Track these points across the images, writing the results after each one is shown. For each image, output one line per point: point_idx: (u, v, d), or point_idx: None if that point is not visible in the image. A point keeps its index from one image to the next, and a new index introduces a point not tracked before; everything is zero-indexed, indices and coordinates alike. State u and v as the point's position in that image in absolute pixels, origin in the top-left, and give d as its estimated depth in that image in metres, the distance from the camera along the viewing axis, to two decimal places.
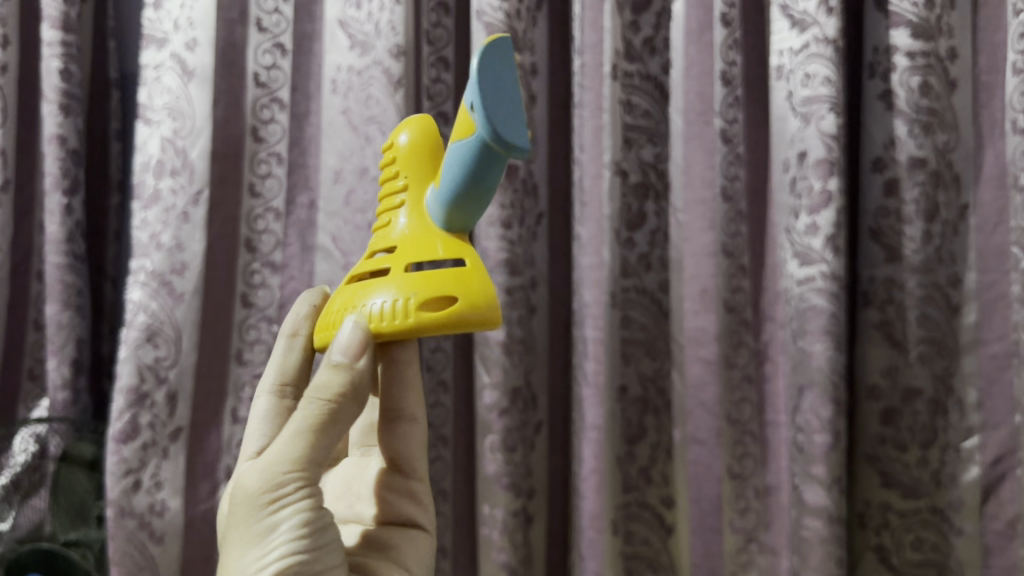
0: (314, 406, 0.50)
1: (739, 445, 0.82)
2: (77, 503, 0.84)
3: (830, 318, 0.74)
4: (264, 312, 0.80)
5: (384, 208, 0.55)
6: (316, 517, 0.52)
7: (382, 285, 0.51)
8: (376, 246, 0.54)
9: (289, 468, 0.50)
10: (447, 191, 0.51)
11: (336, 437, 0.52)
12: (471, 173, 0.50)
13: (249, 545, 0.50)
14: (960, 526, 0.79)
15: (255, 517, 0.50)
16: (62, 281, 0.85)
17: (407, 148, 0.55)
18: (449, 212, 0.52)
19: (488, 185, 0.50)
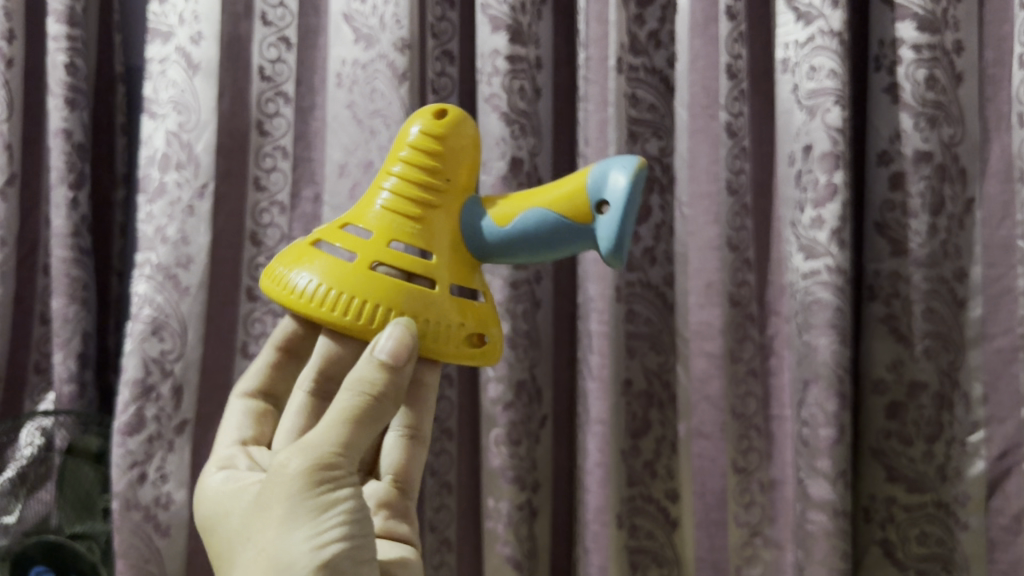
0: (357, 397, 0.50)
1: (744, 439, 0.82)
2: (83, 495, 0.84)
3: (835, 311, 0.74)
4: (269, 305, 0.80)
5: (409, 194, 0.55)
6: (358, 503, 0.51)
7: (414, 291, 0.53)
8: (391, 233, 0.54)
9: (335, 452, 0.49)
10: (510, 235, 0.56)
11: (375, 427, 0.51)
12: (548, 237, 0.55)
13: (299, 526, 0.49)
14: (966, 520, 0.79)
15: (302, 498, 0.49)
16: (68, 275, 0.86)
17: (458, 149, 0.55)
18: (490, 245, 0.57)
19: (552, 252, 0.57)
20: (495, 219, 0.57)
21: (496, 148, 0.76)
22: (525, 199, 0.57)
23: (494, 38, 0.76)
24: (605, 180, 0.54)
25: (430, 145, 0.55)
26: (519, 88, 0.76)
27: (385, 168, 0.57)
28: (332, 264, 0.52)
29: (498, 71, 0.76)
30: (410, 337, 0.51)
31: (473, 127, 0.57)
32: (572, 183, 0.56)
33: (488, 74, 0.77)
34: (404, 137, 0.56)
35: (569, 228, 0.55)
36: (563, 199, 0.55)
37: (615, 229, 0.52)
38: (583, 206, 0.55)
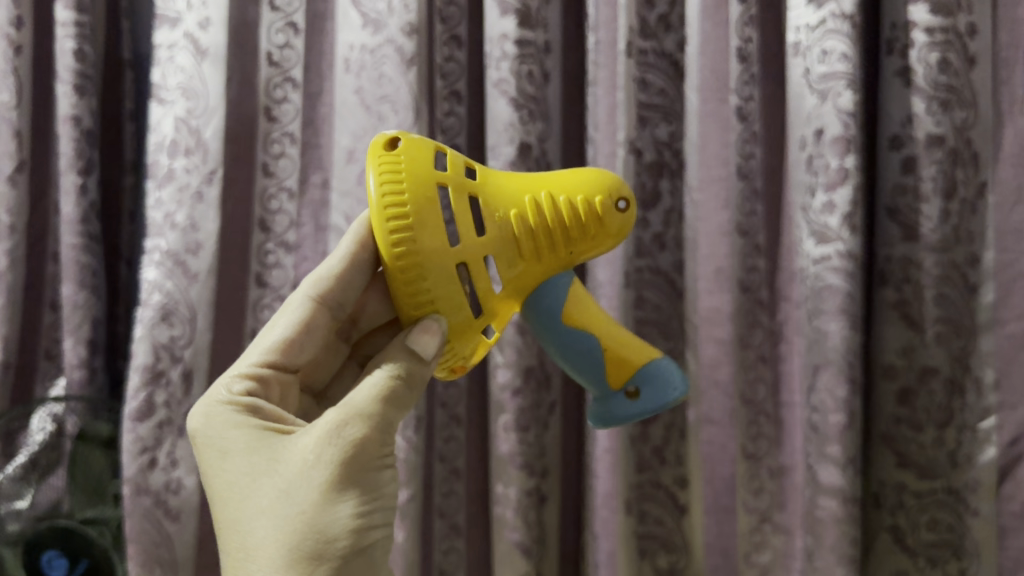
0: (395, 377, 0.50)
1: (753, 425, 0.82)
2: (94, 480, 0.84)
3: (846, 297, 0.74)
4: (278, 292, 0.80)
5: (544, 228, 0.52)
6: (386, 482, 0.49)
7: (467, 314, 0.52)
8: (497, 249, 0.51)
9: (379, 424, 0.48)
10: (558, 333, 0.56)
11: (403, 412, 0.51)
12: (576, 362, 0.57)
13: (343, 493, 0.46)
14: (976, 506, 0.78)
15: (351, 464, 0.47)
16: (78, 261, 0.86)
17: (602, 239, 0.53)
18: (535, 316, 0.56)
19: (564, 364, 0.58)
20: (563, 316, 0.56)
21: (504, 133, 0.76)
22: (594, 318, 0.57)
23: (502, 22, 0.76)
24: (654, 382, 0.56)
25: (589, 219, 0.52)
26: (527, 73, 0.76)
27: (545, 185, 0.53)
28: (439, 236, 0.49)
29: (506, 56, 0.76)
30: (440, 342, 0.51)
31: (626, 227, 0.55)
32: (636, 348, 0.57)
33: (496, 59, 0.76)
34: (579, 184, 0.53)
35: (598, 373, 0.57)
36: (618, 354, 0.56)
37: (625, 420, 0.56)
38: (624, 381, 0.57)
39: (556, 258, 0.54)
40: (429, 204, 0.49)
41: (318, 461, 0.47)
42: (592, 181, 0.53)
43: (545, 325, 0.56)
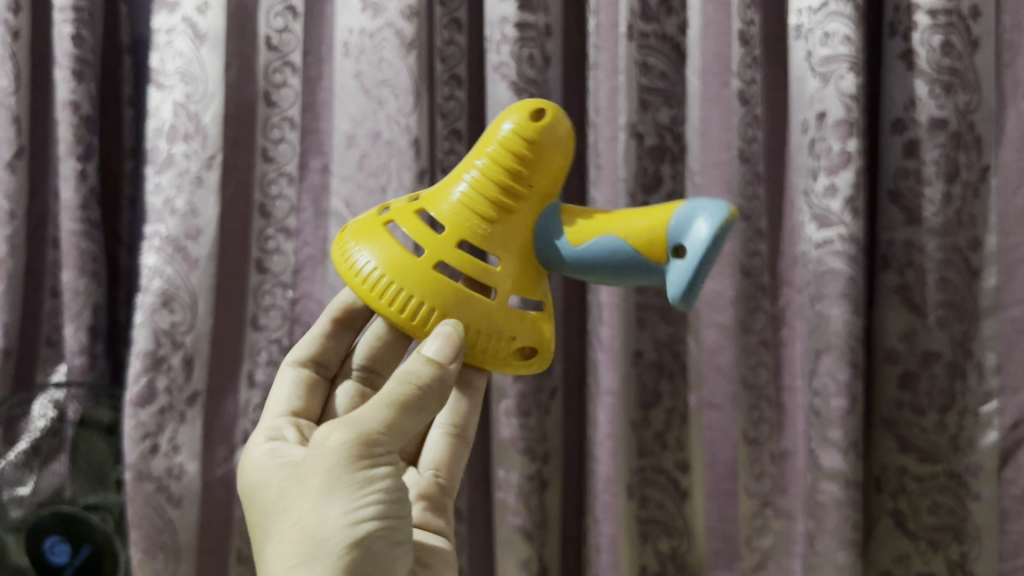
0: (405, 386, 0.51)
1: (754, 410, 0.82)
2: (96, 467, 0.83)
3: (848, 281, 0.74)
4: (279, 277, 0.80)
5: (486, 184, 0.52)
6: (396, 486, 0.50)
7: (475, 298, 0.51)
8: (463, 234, 0.51)
9: (381, 434, 0.49)
10: (582, 258, 0.53)
11: (417, 420, 0.51)
12: (619, 267, 0.51)
13: (337, 500, 0.48)
14: (977, 490, 0.79)
15: (340, 475, 0.48)
16: (78, 247, 0.86)
17: (548, 149, 0.52)
18: (562, 263, 0.53)
19: (621, 280, 0.52)
20: (574, 239, 0.53)
21: None
22: (613, 220, 0.52)
23: (503, 6, 0.75)
24: (689, 224, 0.48)
25: (522, 141, 0.52)
26: (528, 56, 0.75)
27: (469, 156, 0.54)
28: (394, 253, 0.50)
29: (507, 39, 0.75)
30: (457, 338, 0.50)
31: (567, 132, 0.54)
32: (660, 214, 0.50)
33: (496, 42, 0.76)
34: (495, 128, 0.53)
35: (644, 265, 0.50)
36: (646, 231, 0.50)
37: (683, 278, 0.47)
38: (662, 245, 0.49)
39: (527, 203, 0.53)
40: (381, 239, 0.51)
41: (318, 470, 0.49)
42: (502, 118, 0.53)
43: (570, 258, 0.53)
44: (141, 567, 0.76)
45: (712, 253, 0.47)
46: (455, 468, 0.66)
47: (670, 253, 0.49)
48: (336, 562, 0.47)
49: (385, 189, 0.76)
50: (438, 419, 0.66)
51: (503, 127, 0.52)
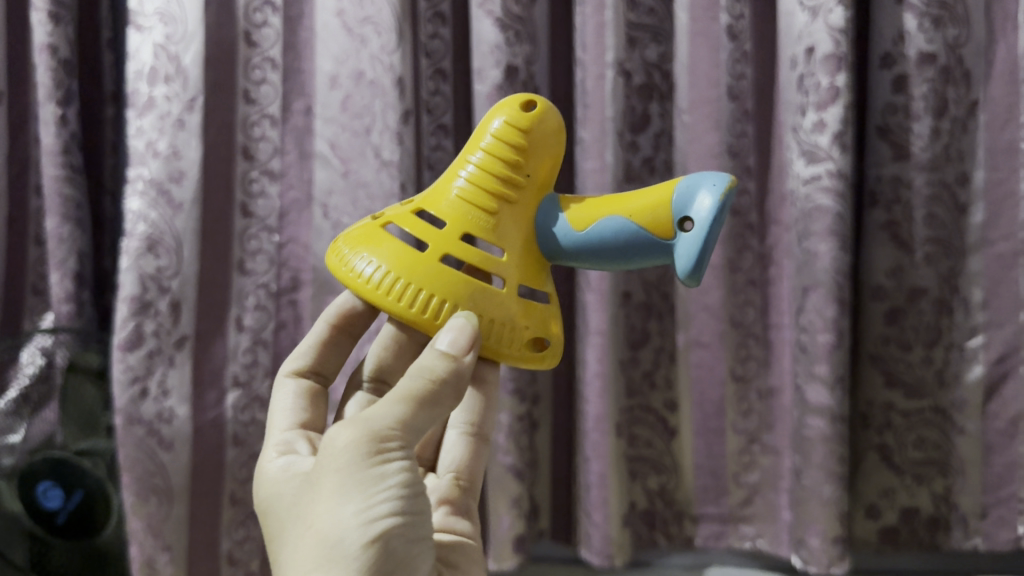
0: (419, 384, 0.48)
1: (742, 348, 0.83)
2: (86, 413, 0.83)
3: (835, 218, 0.74)
4: (265, 222, 0.79)
5: (483, 178, 0.52)
6: (414, 485, 0.48)
7: (482, 287, 0.50)
8: (465, 227, 0.51)
9: (395, 432, 0.47)
10: (585, 241, 0.53)
11: (434, 415, 0.49)
12: (624, 248, 0.52)
13: (351, 499, 0.46)
14: (962, 424, 0.80)
15: (350, 473, 0.46)
16: (61, 194, 0.85)
17: (539, 143, 0.52)
18: (565, 249, 0.54)
19: (622, 265, 0.53)
20: (574, 223, 0.53)
21: (490, 56, 0.74)
22: (610, 203, 0.53)
23: None
24: (691, 196, 0.49)
25: (515, 138, 0.52)
26: None
27: (461, 152, 0.54)
28: (400, 249, 0.50)
29: None
30: (471, 329, 0.49)
31: (557, 127, 0.54)
32: (657, 193, 0.51)
33: None
34: (484, 126, 0.53)
35: (648, 242, 0.51)
36: (645, 208, 0.51)
37: (693, 247, 0.48)
38: (666, 219, 0.50)
39: (526, 195, 0.53)
40: (381, 241, 0.51)
41: (332, 470, 0.47)
42: (490, 115, 0.54)
43: (573, 242, 0.53)
44: (134, 510, 0.76)
45: (718, 223, 0.48)
46: (473, 467, 0.66)
47: (674, 227, 0.50)
48: (351, 563, 0.46)
49: (370, 130, 0.75)
50: (454, 420, 0.67)
51: (491, 124, 0.53)
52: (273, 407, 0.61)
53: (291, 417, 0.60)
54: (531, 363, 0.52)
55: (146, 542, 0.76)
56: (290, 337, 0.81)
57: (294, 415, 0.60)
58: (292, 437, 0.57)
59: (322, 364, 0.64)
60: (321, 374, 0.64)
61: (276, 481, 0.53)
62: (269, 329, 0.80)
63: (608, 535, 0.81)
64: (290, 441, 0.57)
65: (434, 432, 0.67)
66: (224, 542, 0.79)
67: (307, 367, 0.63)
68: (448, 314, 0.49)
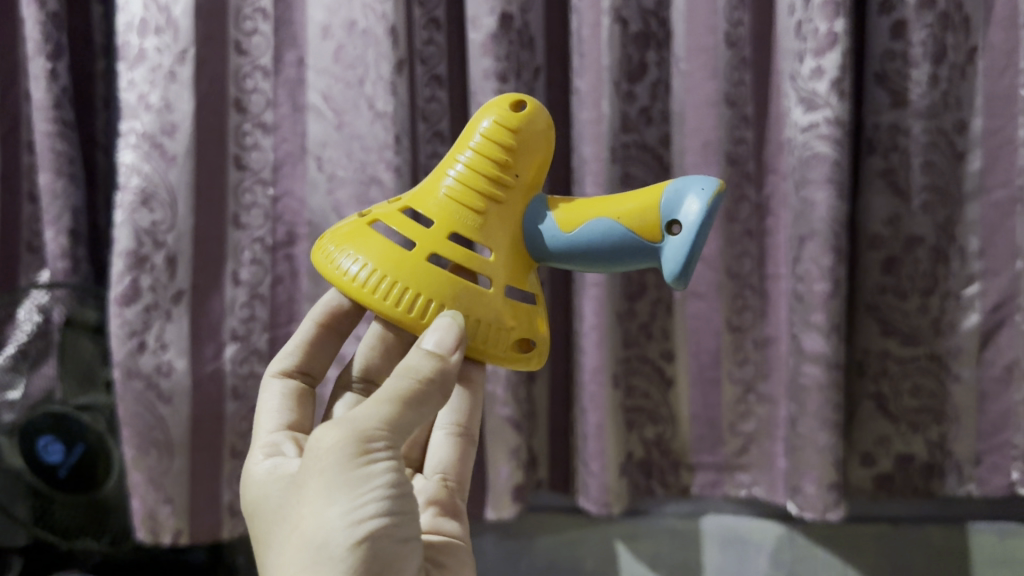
0: (404, 384, 0.48)
1: (738, 298, 0.83)
2: (85, 368, 0.83)
3: (833, 165, 0.73)
4: (259, 175, 0.79)
5: (471, 177, 0.52)
6: (402, 485, 0.48)
7: (468, 287, 0.50)
8: (453, 227, 0.51)
9: (381, 434, 0.47)
10: (573, 244, 0.53)
11: (421, 416, 0.49)
12: (612, 251, 0.52)
13: (337, 501, 0.46)
14: (958, 372, 0.81)
15: (337, 475, 0.46)
16: (54, 149, 0.84)
17: (528, 143, 0.52)
18: (554, 252, 0.53)
19: (610, 266, 0.53)
20: (562, 225, 0.53)
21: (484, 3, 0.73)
22: (598, 206, 0.53)
23: None
24: (679, 200, 0.49)
25: (504, 138, 0.52)
26: None
27: (450, 151, 0.54)
28: (389, 250, 0.50)
29: None
30: (457, 329, 0.49)
31: (547, 126, 0.54)
32: (645, 196, 0.51)
33: None
34: (474, 125, 0.53)
35: (636, 245, 0.51)
36: (634, 212, 0.51)
37: (681, 251, 0.48)
38: (653, 222, 0.50)
39: (515, 195, 0.53)
40: (369, 240, 0.51)
41: (319, 472, 0.47)
42: (480, 114, 0.53)
43: (560, 244, 0.53)
44: (134, 463, 0.76)
45: (707, 228, 0.48)
46: (461, 467, 0.64)
47: (662, 231, 0.50)
48: (338, 563, 0.46)
49: (363, 81, 0.74)
50: (441, 420, 0.64)
51: (479, 124, 0.53)
52: (262, 406, 0.61)
53: (278, 419, 0.60)
54: (517, 363, 0.52)
55: (148, 495, 0.77)
56: (288, 292, 0.81)
57: (281, 416, 0.60)
58: (280, 438, 0.58)
59: (310, 363, 0.63)
60: (309, 373, 0.64)
61: (266, 481, 0.53)
62: (265, 284, 0.80)
63: (605, 484, 0.82)
64: (277, 443, 0.57)
65: (421, 432, 0.65)
66: (226, 494, 0.80)
67: (294, 366, 0.63)
68: (436, 314, 0.49)
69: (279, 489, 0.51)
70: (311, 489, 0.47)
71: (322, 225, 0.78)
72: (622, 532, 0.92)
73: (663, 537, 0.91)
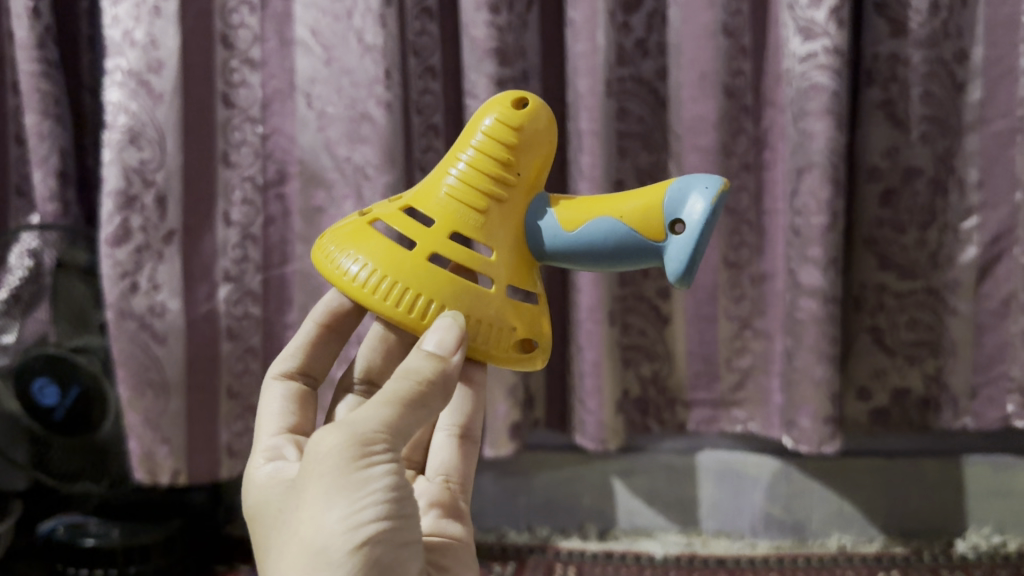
0: (404, 384, 0.45)
1: (735, 234, 0.82)
2: (78, 310, 0.83)
3: (832, 96, 0.72)
4: (248, 113, 0.77)
5: (473, 175, 0.47)
6: (403, 489, 0.44)
7: (468, 288, 0.46)
8: (454, 226, 0.47)
9: (380, 434, 0.43)
10: (573, 243, 0.48)
11: (422, 416, 0.45)
12: (613, 251, 0.48)
13: (336, 504, 0.42)
14: (955, 305, 0.81)
15: (334, 479, 0.42)
16: (38, 90, 0.82)
17: (532, 140, 0.48)
18: (554, 252, 0.49)
19: (611, 267, 0.49)
20: (562, 222, 0.49)
21: None
22: (597, 203, 0.49)
23: None
24: (685, 196, 0.46)
25: (507, 134, 0.47)
26: None
27: (449, 148, 0.49)
28: (387, 251, 0.46)
29: None
30: (458, 331, 0.45)
31: (550, 124, 0.49)
32: (648, 192, 0.47)
33: None
34: (475, 122, 0.49)
35: (639, 245, 0.47)
36: (637, 209, 0.47)
37: (684, 251, 0.45)
38: (655, 221, 0.46)
39: (520, 194, 0.49)
40: (366, 241, 0.47)
41: (316, 478, 0.43)
42: (481, 110, 0.49)
43: (561, 243, 0.49)
44: (130, 404, 0.76)
45: (712, 227, 0.45)
46: (462, 466, 0.58)
47: (666, 229, 0.46)
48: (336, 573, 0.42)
49: (352, 14, 0.72)
50: (441, 420, 0.59)
51: (482, 121, 0.48)
52: (260, 409, 0.57)
53: (280, 423, 0.55)
54: (520, 365, 0.48)
55: (145, 436, 0.77)
56: (280, 233, 0.80)
57: (284, 421, 0.55)
58: (281, 442, 0.53)
59: (313, 363, 0.59)
60: (312, 373, 0.59)
61: (263, 492, 0.49)
62: (257, 224, 0.79)
63: (602, 421, 0.82)
64: (278, 447, 0.53)
65: (421, 433, 0.60)
66: (223, 434, 0.80)
67: (296, 368, 0.58)
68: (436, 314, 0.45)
69: (276, 500, 0.48)
70: (308, 494, 0.43)
71: (314, 164, 0.77)
72: (618, 468, 0.93)
73: (659, 473, 0.92)
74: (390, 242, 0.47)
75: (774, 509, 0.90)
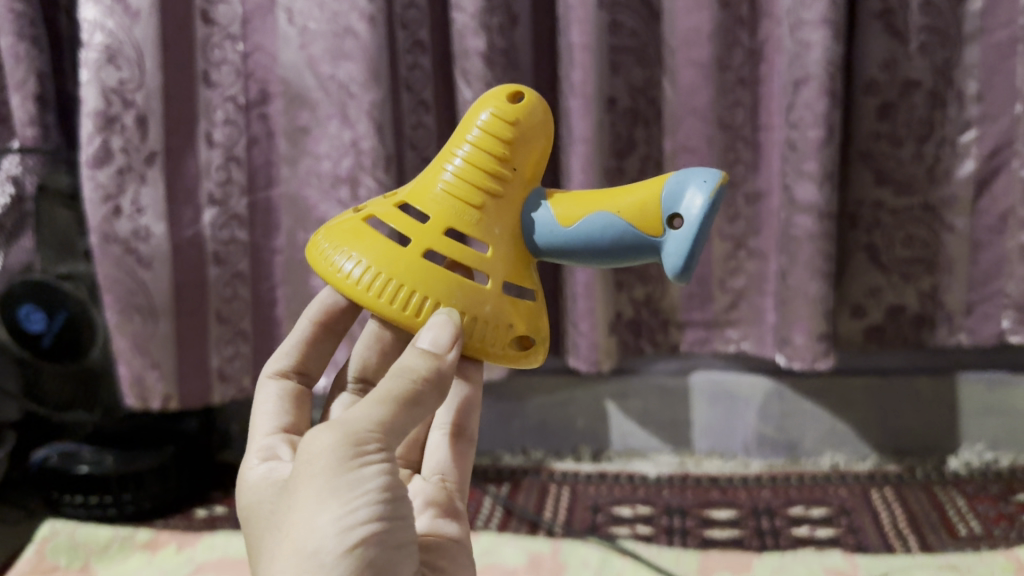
0: (396, 383, 0.42)
1: (730, 151, 0.80)
2: (61, 236, 0.81)
3: (830, 4, 0.70)
4: (227, 30, 0.75)
5: (468, 170, 0.46)
6: (396, 491, 0.42)
7: (465, 284, 0.45)
8: (450, 222, 0.45)
9: (374, 433, 0.41)
10: (570, 238, 0.46)
11: (416, 418, 0.43)
12: (611, 247, 0.46)
13: (327, 505, 0.40)
14: (951, 222, 0.80)
15: (324, 480, 0.40)
16: (12, 10, 0.80)
17: (528, 135, 0.46)
18: (551, 247, 0.47)
19: (611, 262, 0.47)
20: (558, 216, 0.47)
21: None
22: (595, 197, 0.47)
23: None
24: (682, 190, 0.43)
25: (504, 129, 0.46)
26: None
27: (445, 146, 0.48)
28: (382, 249, 0.44)
29: None
30: (453, 325, 0.43)
31: (547, 121, 0.48)
32: (647, 185, 0.45)
33: None
34: (471, 117, 0.47)
35: (636, 240, 0.45)
36: (635, 204, 0.45)
37: (682, 247, 0.43)
38: (652, 216, 0.44)
39: (517, 188, 0.47)
40: (362, 238, 0.45)
41: (307, 479, 0.41)
42: (477, 106, 0.47)
43: (556, 237, 0.47)
44: (119, 329, 0.75)
45: (710, 221, 0.43)
46: (459, 468, 0.54)
47: (664, 223, 0.44)
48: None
49: None
50: (436, 418, 0.55)
51: (477, 117, 0.47)
52: (253, 409, 0.53)
53: (275, 423, 0.52)
54: (516, 360, 0.46)
55: (133, 361, 0.77)
56: (264, 155, 0.78)
57: (280, 422, 0.52)
58: (276, 442, 0.50)
59: (309, 362, 0.55)
60: (307, 371, 0.56)
61: (253, 495, 0.47)
62: (241, 145, 0.77)
63: (595, 343, 0.82)
64: (273, 446, 0.50)
65: (417, 432, 0.56)
66: (214, 360, 0.80)
67: (291, 366, 0.54)
68: (433, 312, 0.43)
69: (265, 504, 0.45)
70: (297, 495, 0.41)
71: (297, 83, 0.75)
72: (611, 391, 0.93)
73: (652, 396, 0.92)
74: (385, 238, 0.45)
75: (766, 429, 0.91)
